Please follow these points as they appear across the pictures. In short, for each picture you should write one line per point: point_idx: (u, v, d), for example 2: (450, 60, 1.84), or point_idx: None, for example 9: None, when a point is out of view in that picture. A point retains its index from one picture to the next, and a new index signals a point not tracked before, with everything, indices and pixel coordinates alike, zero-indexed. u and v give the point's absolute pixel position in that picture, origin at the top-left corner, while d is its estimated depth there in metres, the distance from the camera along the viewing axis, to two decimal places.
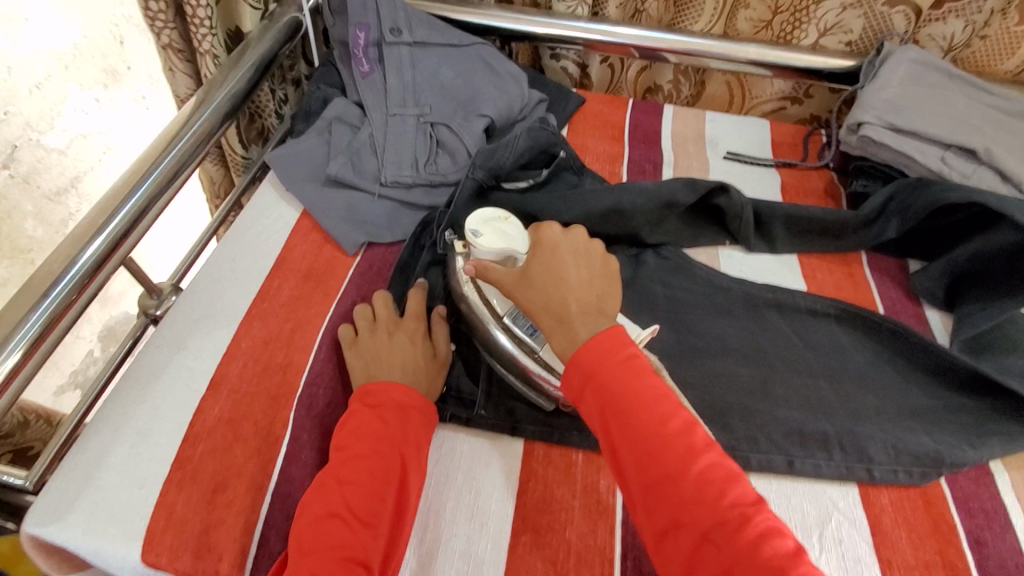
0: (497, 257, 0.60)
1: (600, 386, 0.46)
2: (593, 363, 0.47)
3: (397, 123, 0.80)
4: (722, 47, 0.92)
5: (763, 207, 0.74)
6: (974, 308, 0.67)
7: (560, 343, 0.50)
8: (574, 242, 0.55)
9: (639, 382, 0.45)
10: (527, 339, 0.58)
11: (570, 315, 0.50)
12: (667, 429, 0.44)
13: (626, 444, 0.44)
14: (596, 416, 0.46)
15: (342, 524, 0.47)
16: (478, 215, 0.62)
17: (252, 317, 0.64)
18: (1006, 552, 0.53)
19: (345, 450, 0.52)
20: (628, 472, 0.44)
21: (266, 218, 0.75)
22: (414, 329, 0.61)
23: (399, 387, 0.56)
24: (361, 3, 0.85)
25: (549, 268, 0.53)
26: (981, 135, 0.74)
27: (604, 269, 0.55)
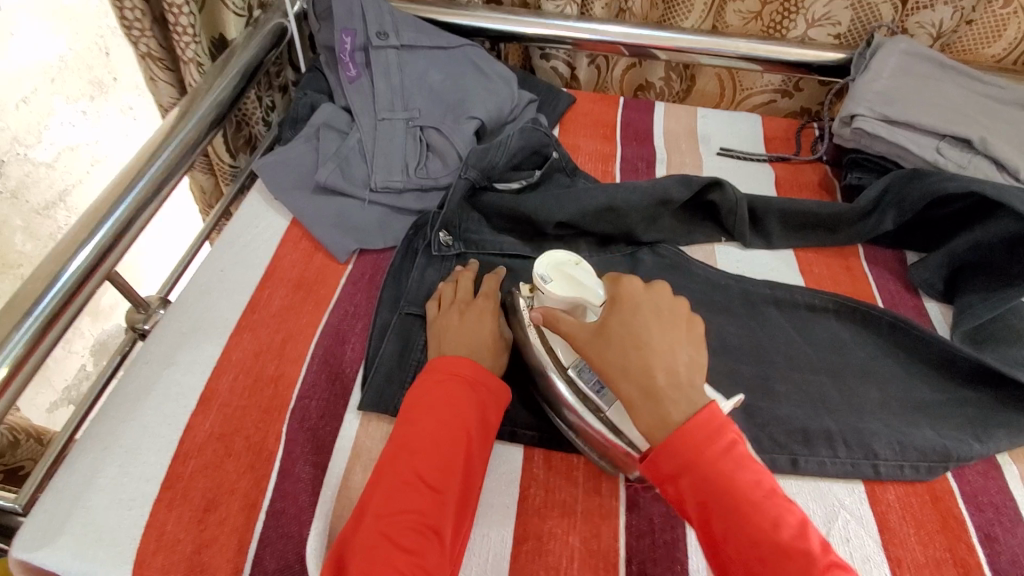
0: (566, 306, 0.54)
1: (702, 477, 0.43)
2: (692, 454, 0.44)
3: (386, 128, 0.79)
4: (711, 43, 0.91)
5: (758, 201, 0.73)
6: (974, 299, 0.66)
7: (644, 416, 0.46)
8: (658, 300, 0.51)
9: (745, 475, 0.43)
10: (593, 395, 0.52)
11: (658, 389, 0.47)
12: (781, 534, 0.41)
13: (732, 540, 0.42)
14: (696, 507, 0.43)
15: (413, 490, 0.48)
16: (546, 258, 0.56)
17: (242, 329, 0.63)
18: (1017, 547, 0.52)
19: (413, 416, 0.52)
20: (737, 573, 0.42)
21: (255, 227, 0.74)
22: (483, 309, 0.61)
23: (467, 361, 0.55)
24: (346, 8, 0.84)
25: (631, 329, 0.49)
26: (975, 124, 0.74)
27: (689, 335, 0.50)
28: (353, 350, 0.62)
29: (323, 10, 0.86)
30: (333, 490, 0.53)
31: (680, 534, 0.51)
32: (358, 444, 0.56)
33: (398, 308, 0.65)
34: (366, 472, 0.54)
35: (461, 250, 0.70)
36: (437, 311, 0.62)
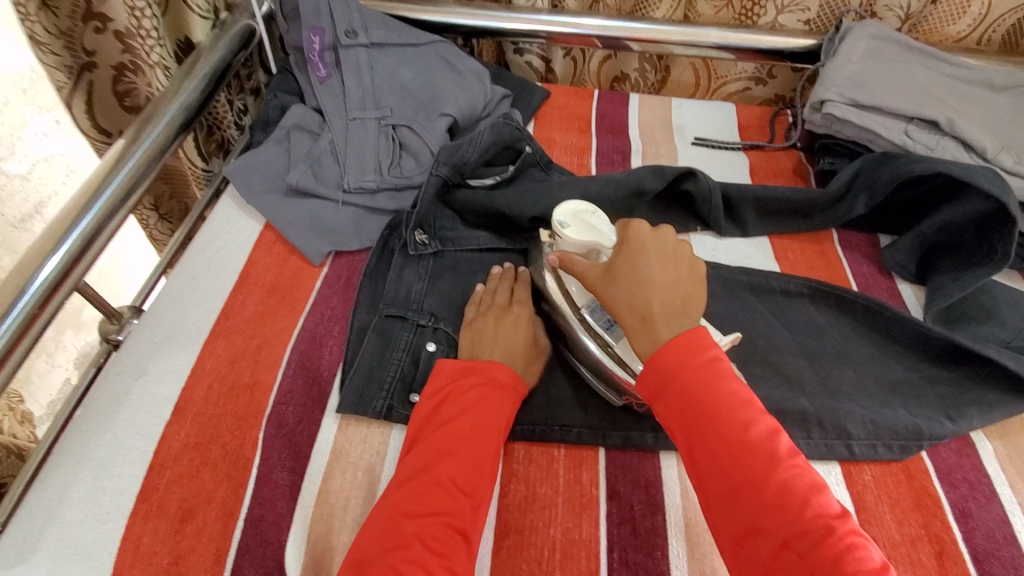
0: (582, 250, 0.57)
1: (682, 383, 0.45)
2: (675, 365, 0.45)
3: (358, 127, 0.78)
4: (683, 33, 0.91)
5: (732, 189, 0.73)
6: (945, 279, 0.67)
7: (640, 342, 0.48)
8: (662, 241, 0.53)
9: (724, 385, 0.45)
10: (604, 332, 0.56)
11: (653, 315, 0.48)
12: (750, 436, 0.43)
13: (707, 447, 0.43)
14: (675, 415, 0.45)
15: (445, 493, 0.47)
16: (566, 206, 0.60)
17: (216, 336, 0.62)
18: (992, 522, 0.53)
19: (450, 421, 0.52)
20: (705, 473, 0.43)
21: (227, 232, 0.73)
22: (519, 315, 0.61)
23: (501, 366, 0.56)
24: (313, 5, 0.82)
25: (633, 264, 0.51)
26: (942, 106, 0.74)
27: (692, 275, 0.52)
28: (331, 353, 0.62)
29: (290, 9, 0.83)
30: (312, 495, 0.52)
31: (660, 523, 0.52)
32: (337, 446, 0.55)
33: (377, 310, 0.65)
34: (345, 475, 0.53)
35: (437, 249, 0.69)
36: (472, 317, 0.62)
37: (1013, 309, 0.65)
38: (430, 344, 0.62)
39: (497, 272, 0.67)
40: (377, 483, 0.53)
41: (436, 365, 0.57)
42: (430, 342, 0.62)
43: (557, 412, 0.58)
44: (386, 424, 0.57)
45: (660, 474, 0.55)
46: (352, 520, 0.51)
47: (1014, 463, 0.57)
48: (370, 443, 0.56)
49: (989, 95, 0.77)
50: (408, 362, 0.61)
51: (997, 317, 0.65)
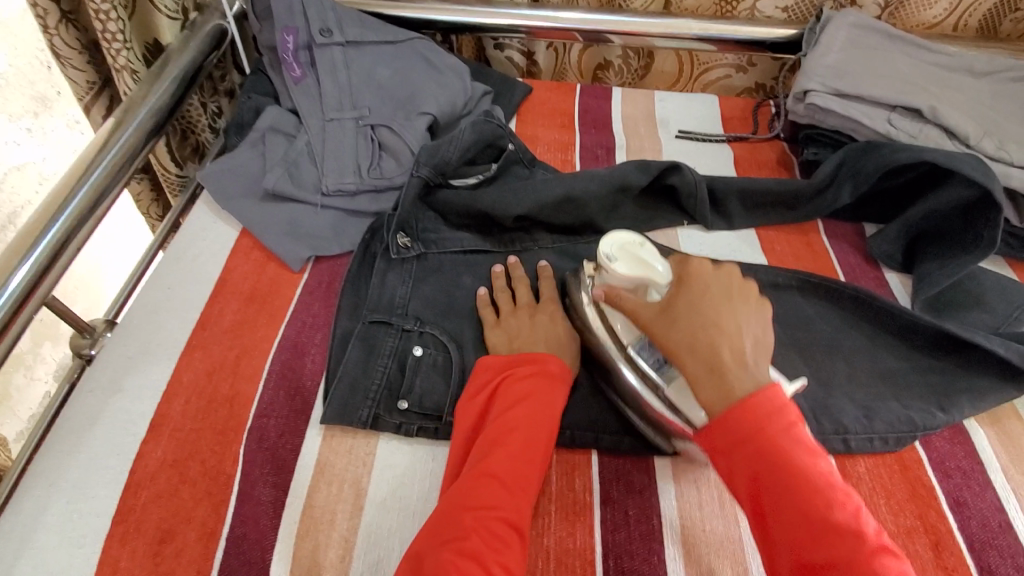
0: (631, 286, 0.55)
1: (754, 445, 0.43)
2: (753, 430, 0.44)
3: (336, 128, 0.76)
4: (664, 25, 0.90)
5: (717, 182, 0.73)
6: (932, 268, 0.67)
7: (707, 392, 0.47)
8: (726, 280, 0.52)
9: (799, 446, 0.43)
10: (652, 373, 0.53)
11: (723, 366, 0.47)
12: (834, 516, 0.41)
13: (780, 510, 0.42)
14: (746, 477, 0.44)
15: (497, 488, 0.46)
16: (613, 236, 0.56)
17: (193, 348, 0.60)
18: (987, 511, 0.52)
19: (502, 414, 0.51)
20: (781, 546, 0.42)
21: (203, 240, 0.71)
22: (552, 309, 0.61)
23: (550, 358, 0.55)
24: (285, 4, 0.80)
25: (696, 308, 0.50)
26: (924, 94, 0.74)
27: (755, 321, 0.51)
28: (314, 362, 0.60)
29: (262, 8, 0.82)
30: (297, 511, 0.51)
31: (655, 524, 0.51)
32: (322, 459, 0.54)
33: (360, 316, 0.63)
34: (331, 488, 0.52)
35: (421, 251, 0.68)
36: (496, 318, 0.61)
37: (999, 295, 0.65)
38: (416, 348, 0.60)
39: (500, 268, 0.66)
40: (364, 495, 0.52)
41: (480, 360, 0.57)
42: (417, 346, 0.61)
43: None
44: (372, 434, 0.56)
45: (653, 474, 0.54)
46: (339, 535, 0.49)
47: (1005, 449, 0.57)
48: (356, 454, 0.54)
49: (969, 81, 0.77)
50: (394, 368, 0.59)
51: (983, 304, 0.65)
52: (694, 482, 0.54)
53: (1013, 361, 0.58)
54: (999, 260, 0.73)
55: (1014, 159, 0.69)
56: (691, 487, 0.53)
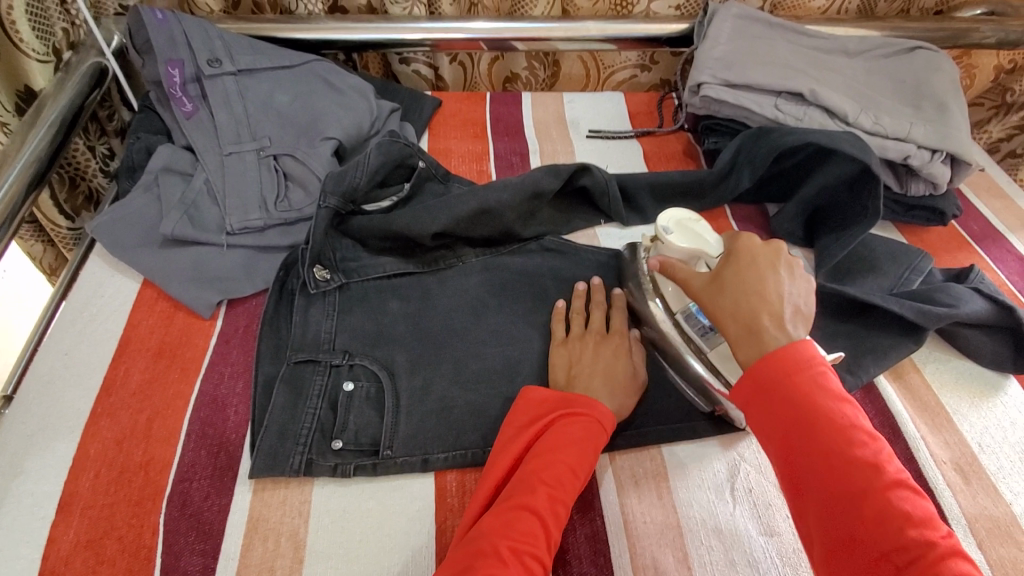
0: (684, 256, 0.58)
1: (784, 400, 0.46)
2: (778, 374, 0.46)
3: (235, 162, 0.72)
4: (564, 28, 0.92)
5: (628, 180, 0.76)
6: (831, 241, 0.71)
7: (745, 351, 0.49)
8: (772, 255, 0.53)
9: (826, 392, 0.45)
10: (696, 338, 0.57)
11: (761, 328, 0.48)
12: (855, 452, 0.43)
13: (809, 466, 0.44)
14: (776, 432, 0.46)
15: (538, 523, 0.45)
16: (670, 212, 0.60)
17: (98, 417, 0.56)
18: (898, 462, 0.57)
19: (554, 450, 0.50)
20: (802, 477, 0.44)
21: (101, 297, 0.66)
22: (617, 344, 0.61)
23: (600, 402, 0.54)
24: (166, 36, 0.77)
25: (742, 276, 0.52)
26: (805, 77, 0.78)
27: (801, 291, 0.53)
28: (237, 413, 0.57)
29: (141, 41, 0.78)
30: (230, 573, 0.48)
31: (600, 526, 0.52)
32: (254, 514, 0.51)
33: (284, 358, 0.60)
34: (267, 544, 0.50)
35: (341, 282, 0.66)
36: (564, 336, 0.62)
37: (889, 257, 0.70)
38: (347, 383, 0.59)
39: (582, 288, 0.66)
40: (303, 546, 0.50)
41: (528, 392, 0.56)
42: (348, 381, 0.59)
43: (488, 429, 0.57)
44: (307, 480, 0.53)
45: (594, 475, 0.55)
46: None
47: (909, 402, 0.61)
48: (291, 505, 0.52)
49: (844, 61, 0.83)
50: (326, 408, 0.57)
51: (878, 268, 0.69)
52: (633, 477, 0.55)
53: (908, 317, 0.62)
54: (888, 225, 0.79)
55: (889, 131, 0.74)
56: (630, 482, 0.54)
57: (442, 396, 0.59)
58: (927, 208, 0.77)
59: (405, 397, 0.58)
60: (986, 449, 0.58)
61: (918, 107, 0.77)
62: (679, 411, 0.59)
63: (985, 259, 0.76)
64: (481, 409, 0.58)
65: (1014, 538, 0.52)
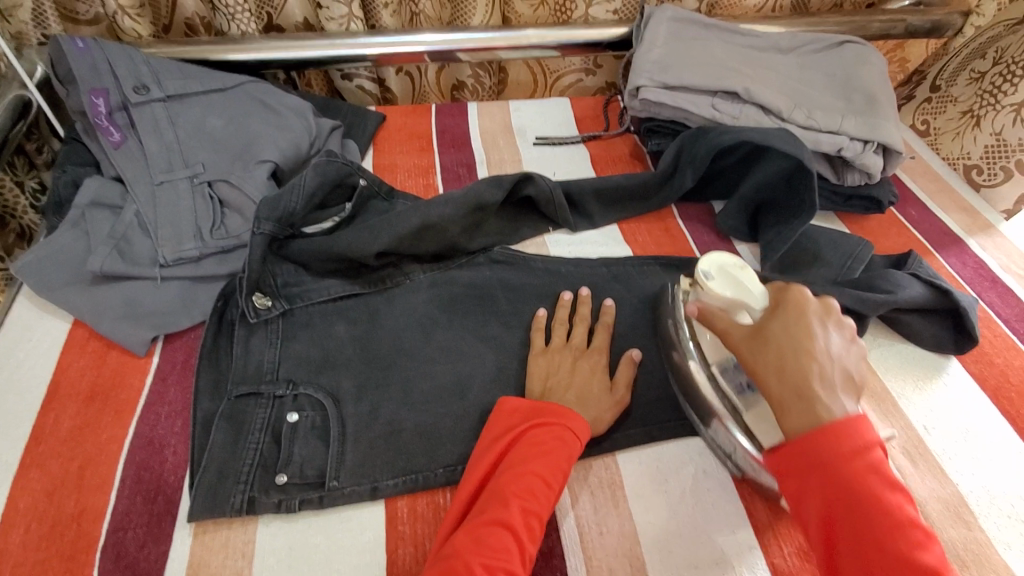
0: (724, 304, 0.54)
1: (833, 483, 0.42)
2: (830, 456, 0.43)
3: (168, 191, 0.70)
4: (504, 37, 0.92)
5: (572, 186, 0.75)
6: (772, 235, 0.72)
7: (792, 417, 0.45)
8: (826, 313, 0.49)
9: (881, 480, 0.42)
10: (733, 395, 0.54)
11: (812, 393, 0.45)
12: (909, 553, 0.40)
13: (853, 543, 0.41)
14: (821, 516, 0.43)
15: (512, 538, 0.45)
16: (713, 257, 0.57)
17: (26, 468, 0.53)
18: None
19: (526, 462, 0.49)
20: (847, 572, 0.41)
21: (28, 340, 0.63)
22: (595, 361, 0.60)
23: (571, 411, 0.53)
24: (88, 65, 0.74)
25: (792, 334, 0.48)
26: (739, 76, 0.79)
27: (853, 353, 0.48)
28: (175, 454, 0.55)
29: (63, 72, 0.75)
30: None
31: (555, 540, 0.51)
32: (195, 559, 0.49)
33: (224, 393, 0.58)
34: None
35: (284, 308, 0.64)
36: (544, 346, 0.62)
37: (831, 248, 0.71)
38: (292, 414, 0.57)
39: (569, 298, 0.66)
40: None
41: (505, 402, 0.55)
42: (292, 412, 0.57)
43: (439, 451, 0.56)
44: (251, 519, 0.51)
45: None
46: None
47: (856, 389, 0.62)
48: (234, 546, 0.50)
49: (778, 58, 0.84)
50: (269, 442, 0.55)
51: (821, 259, 0.70)
52: (588, 487, 0.54)
53: (847, 305, 0.63)
54: (830, 217, 0.81)
55: (822, 125, 0.76)
56: (586, 493, 0.54)
57: (391, 418, 0.57)
58: (863, 198, 0.79)
59: (352, 423, 0.57)
60: (932, 431, 0.59)
61: (849, 99, 0.79)
62: (633, 416, 0.59)
63: (923, 243, 0.78)
64: (431, 430, 0.57)
65: (964, 519, 0.53)
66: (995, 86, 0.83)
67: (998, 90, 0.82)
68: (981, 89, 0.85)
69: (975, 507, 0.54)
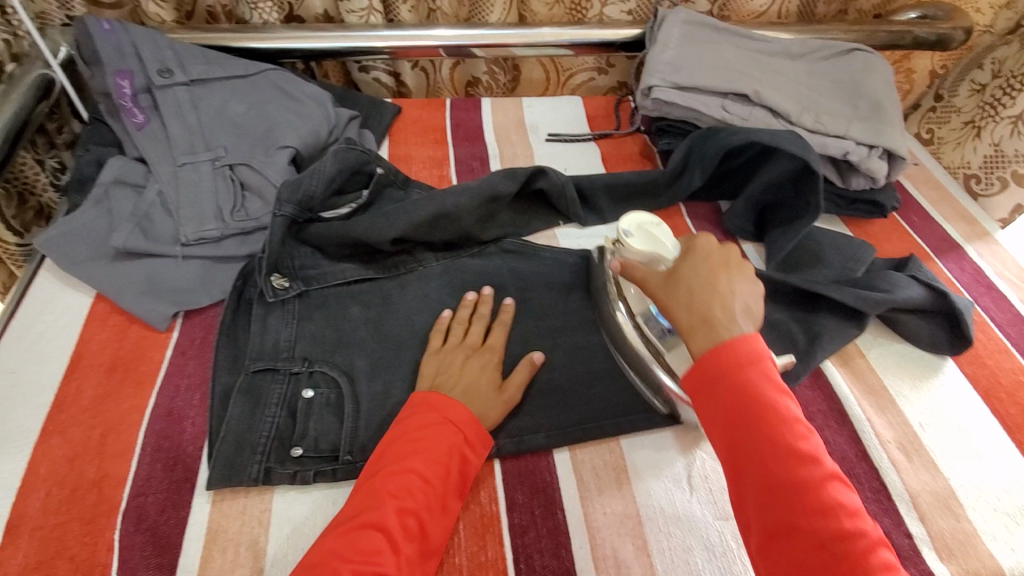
0: (644, 259, 0.58)
1: (731, 391, 0.45)
2: (727, 367, 0.46)
3: (189, 173, 0.72)
4: (520, 35, 0.93)
5: (583, 181, 0.77)
6: (777, 235, 0.74)
7: (697, 339, 0.48)
8: (729, 255, 0.54)
9: (769, 385, 0.45)
10: (656, 340, 0.57)
11: (714, 318, 0.48)
12: (798, 449, 0.43)
13: (748, 447, 0.44)
14: (721, 422, 0.45)
15: (382, 538, 0.45)
16: (632, 216, 0.62)
17: (49, 435, 0.55)
18: (844, 444, 0.59)
19: (401, 460, 0.50)
20: (745, 472, 0.43)
21: (50, 313, 0.64)
22: (488, 360, 0.60)
23: (453, 405, 0.54)
24: (114, 47, 0.76)
25: (698, 270, 0.52)
26: (750, 79, 0.81)
27: (755, 292, 0.52)
28: (193, 426, 0.57)
29: (89, 53, 0.76)
30: None
31: (561, 519, 0.53)
32: (212, 526, 0.51)
33: (241, 368, 0.60)
34: (225, 555, 0.49)
35: (301, 289, 0.66)
36: (440, 346, 0.61)
37: (834, 249, 0.73)
38: (306, 390, 0.58)
39: (471, 297, 0.65)
40: (263, 555, 0.49)
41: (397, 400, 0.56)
42: (307, 388, 0.59)
43: None
44: (266, 489, 0.53)
45: (555, 472, 0.56)
46: None
47: (855, 385, 0.64)
48: (250, 514, 0.52)
49: (788, 63, 0.86)
50: (285, 416, 0.57)
51: (825, 260, 0.72)
52: (592, 470, 0.56)
53: (849, 304, 0.64)
54: (833, 218, 0.83)
55: (829, 129, 0.77)
56: (591, 476, 0.56)
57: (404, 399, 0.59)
58: (867, 201, 0.81)
59: (366, 402, 0.59)
60: (926, 427, 0.61)
61: (856, 105, 0.81)
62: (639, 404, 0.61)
63: (923, 248, 0.80)
64: None
65: (952, 510, 0.55)
66: (995, 97, 0.86)
67: (998, 103, 0.85)
68: (982, 101, 0.88)
69: (963, 499, 0.56)
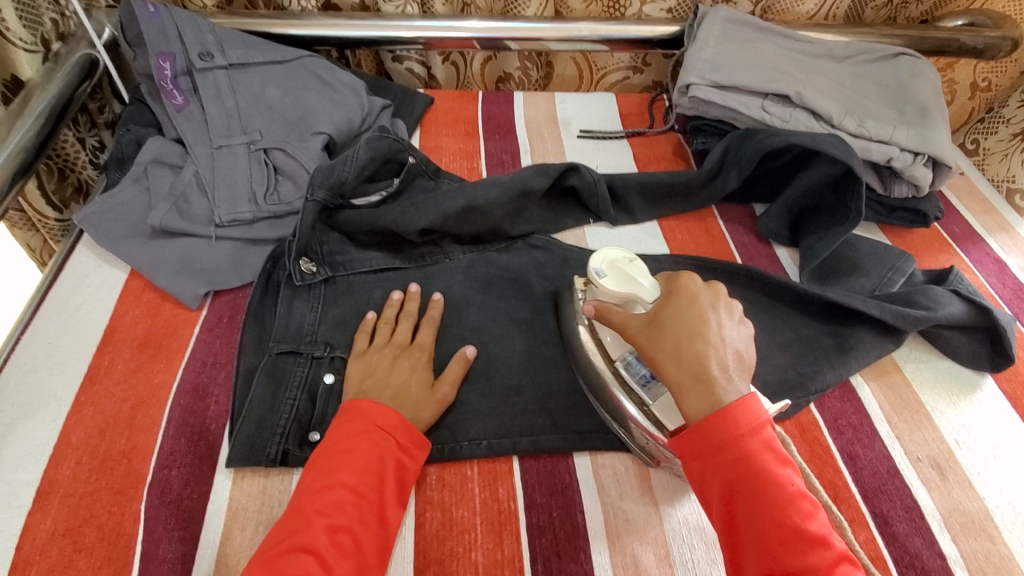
0: (619, 300, 0.56)
1: (732, 460, 0.43)
2: (727, 435, 0.44)
3: (225, 155, 0.72)
4: (556, 29, 0.92)
5: (616, 179, 0.76)
6: (813, 241, 0.72)
7: (691, 399, 0.46)
8: (714, 298, 0.52)
9: (771, 457, 0.44)
10: (638, 388, 0.54)
11: (709, 374, 0.46)
12: (802, 523, 0.41)
13: (749, 521, 0.42)
14: (721, 492, 0.43)
15: (312, 561, 0.44)
16: (601, 253, 0.59)
17: (82, 405, 0.56)
18: (877, 459, 0.57)
19: (328, 476, 0.48)
20: (745, 545, 0.42)
21: (87, 286, 0.66)
22: (419, 357, 0.59)
23: (382, 411, 0.52)
24: (157, 29, 0.76)
25: (684, 318, 0.50)
26: (792, 80, 0.79)
27: (742, 335, 0.51)
28: (218, 404, 0.57)
29: (133, 35, 0.77)
30: (209, 557, 0.48)
31: (580, 521, 0.52)
32: (234, 504, 0.51)
33: (266, 349, 0.60)
34: (246, 533, 0.50)
35: (328, 275, 0.66)
36: (365, 348, 0.59)
37: (872, 259, 0.70)
38: (329, 375, 0.59)
39: (396, 297, 0.64)
40: None
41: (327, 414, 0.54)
42: (329, 374, 0.59)
43: (470, 422, 0.57)
44: (286, 471, 0.54)
45: (575, 472, 0.56)
46: None
47: (889, 399, 0.62)
48: (271, 494, 0.52)
49: (832, 65, 0.84)
50: (306, 401, 0.57)
51: (861, 269, 0.70)
52: (612, 472, 0.56)
53: (888, 321, 0.62)
54: (872, 226, 0.80)
55: (873, 134, 0.75)
56: (610, 477, 0.55)
57: None
58: (908, 210, 0.79)
59: None
60: (962, 445, 0.59)
61: (901, 111, 0.78)
62: None
63: (965, 261, 0.77)
64: (461, 404, 0.58)
65: (987, 532, 0.53)
66: None
67: None
68: None
69: (1001, 522, 0.53)
